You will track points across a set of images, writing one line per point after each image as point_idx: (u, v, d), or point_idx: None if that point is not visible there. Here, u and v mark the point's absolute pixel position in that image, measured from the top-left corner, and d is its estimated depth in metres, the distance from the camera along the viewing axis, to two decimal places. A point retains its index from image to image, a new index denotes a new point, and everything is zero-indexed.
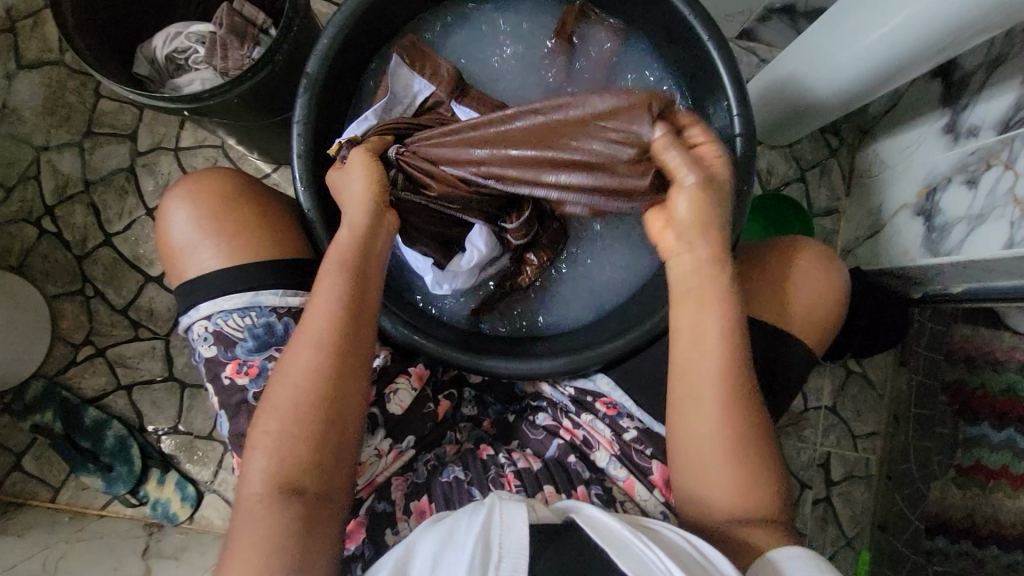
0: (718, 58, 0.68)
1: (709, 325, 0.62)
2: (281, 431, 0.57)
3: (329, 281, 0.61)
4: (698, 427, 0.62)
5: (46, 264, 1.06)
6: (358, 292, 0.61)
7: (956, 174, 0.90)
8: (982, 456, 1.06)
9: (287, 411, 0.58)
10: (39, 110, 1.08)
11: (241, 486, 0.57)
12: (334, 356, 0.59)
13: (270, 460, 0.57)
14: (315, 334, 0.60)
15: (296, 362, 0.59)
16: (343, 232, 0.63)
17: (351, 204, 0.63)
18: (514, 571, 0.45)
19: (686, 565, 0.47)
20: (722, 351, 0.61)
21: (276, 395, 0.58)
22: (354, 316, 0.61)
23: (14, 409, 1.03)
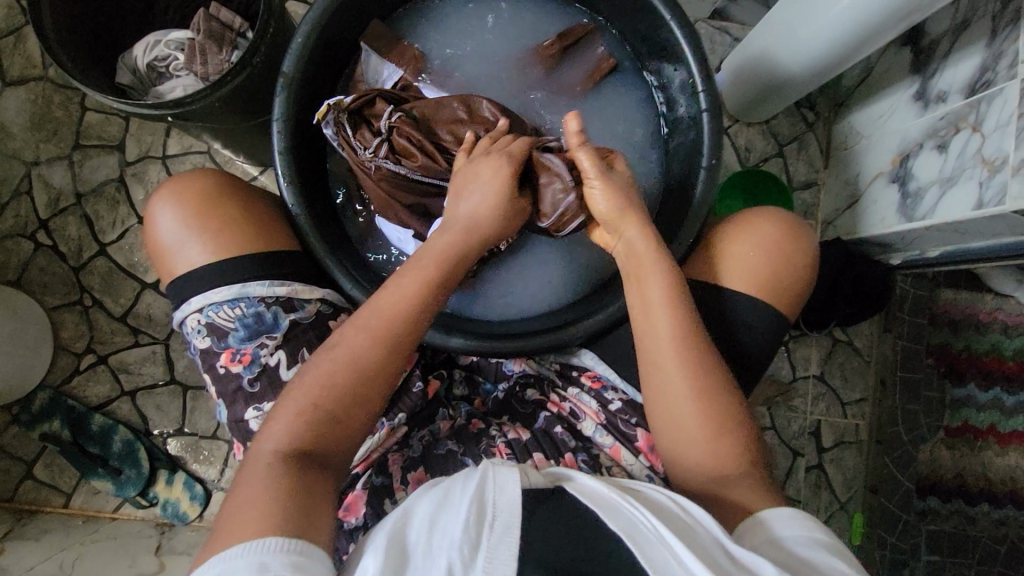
0: (683, 39, 0.71)
1: (653, 297, 0.65)
2: (321, 399, 0.57)
3: (419, 275, 0.62)
4: (667, 390, 0.64)
5: (43, 277, 1.08)
6: (436, 299, 0.63)
7: (928, 139, 0.92)
8: (970, 416, 1.12)
9: (333, 383, 0.58)
10: (27, 126, 1.10)
11: (261, 431, 0.57)
12: (396, 341, 0.60)
13: (301, 422, 0.56)
14: (387, 325, 0.60)
15: (357, 342, 0.59)
16: (448, 224, 0.65)
17: (465, 198, 0.65)
18: (508, 529, 0.48)
19: (670, 520, 0.50)
20: (671, 320, 0.64)
21: (328, 362, 0.59)
22: (428, 303, 0.62)
23: (21, 420, 1.05)
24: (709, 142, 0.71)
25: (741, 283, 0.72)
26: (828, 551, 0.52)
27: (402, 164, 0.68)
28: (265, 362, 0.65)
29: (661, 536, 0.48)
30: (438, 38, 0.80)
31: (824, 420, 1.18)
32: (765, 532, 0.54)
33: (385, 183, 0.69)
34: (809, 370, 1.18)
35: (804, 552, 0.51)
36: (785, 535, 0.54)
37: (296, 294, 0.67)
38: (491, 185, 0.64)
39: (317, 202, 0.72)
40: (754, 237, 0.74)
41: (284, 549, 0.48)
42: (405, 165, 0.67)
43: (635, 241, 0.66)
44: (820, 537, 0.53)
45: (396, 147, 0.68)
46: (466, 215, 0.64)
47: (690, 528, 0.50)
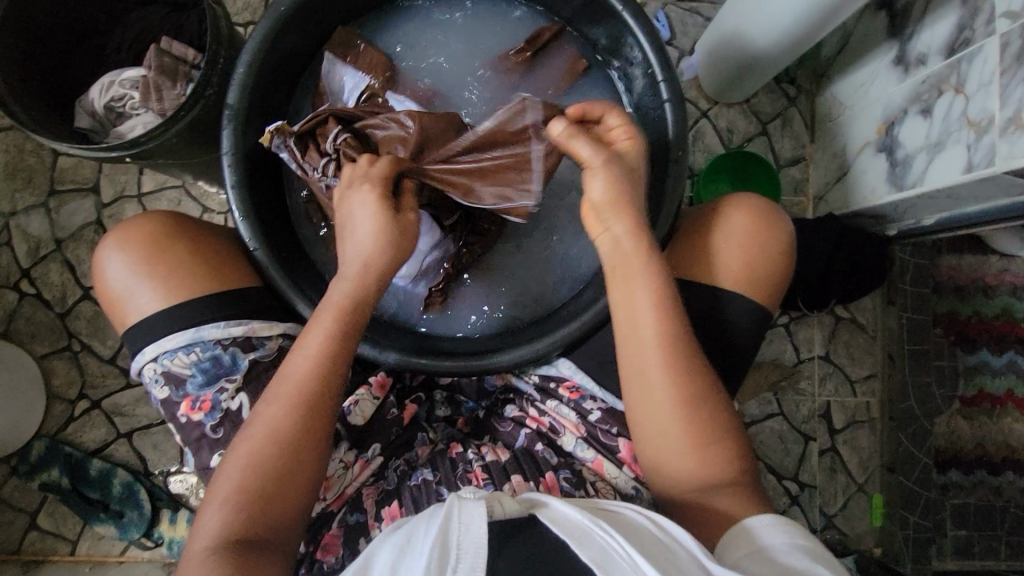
0: (639, 27, 0.69)
1: (640, 298, 0.62)
2: (247, 482, 0.57)
3: (320, 333, 0.61)
4: (648, 400, 0.62)
5: (31, 326, 1.08)
6: (343, 352, 0.61)
7: (911, 105, 0.89)
8: (985, 383, 1.09)
9: (255, 463, 0.57)
10: (1, 177, 1.10)
11: (195, 528, 0.56)
12: (307, 404, 0.59)
13: (229, 510, 0.56)
14: (297, 391, 0.59)
15: (271, 415, 0.58)
16: (342, 275, 0.63)
17: (351, 244, 0.62)
18: (472, 571, 0.45)
19: (645, 543, 0.47)
20: (658, 323, 0.61)
21: (245, 445, 0.58)
22: (333, 360, 0.60)
23: (20, 471, 1.05)
24: (677, 130, 0.68)
25: (720, 277, 0.69)
26: (810, 555, 0.50)
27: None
28: (226, 408, 0.63)
29: (635, 564, 0.45)
30: (391, 49, 0.78)
31: (833, 400, 1.14)
32: (749, 542, 0.53)
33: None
34: (813, 351, 1.14)
35: (787, 559, 0.50)
36: (767, 544, 0.52)
37: (255, 332, 0.65)
38: (375, 224, 0.61)
39: (277, 233, 0.70)
40: (724, 226, 0.71)
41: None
42: None
43: (620, 237, 0.63)
44: (801, 543, 0.51)
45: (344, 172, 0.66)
46: (357, 263, 0.62)
47: (667, 549, 0.47)
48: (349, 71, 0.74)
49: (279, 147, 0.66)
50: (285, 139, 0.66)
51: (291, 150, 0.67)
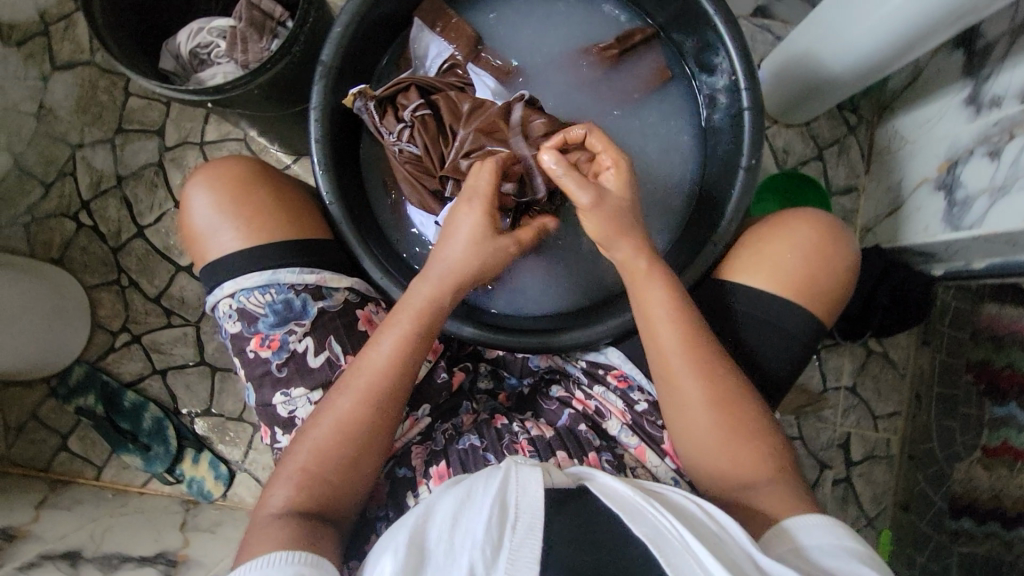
0: (726, 33, 0.69)
1: (652, 305, 0.64)
2: (320, 462, 0.60)
3: (396, 332, 0.63)
4: (680, 399, 0.63)
5: (84, 256, 1.12)
6: (418, 353, 0.64)
7: (978, 145, 0.88)
8: (1010, 436, 0.99)
9: (325, 445, 0.60)
10: (73, 109, 1.13)
11: (265, 499, 0.59)
12: (383, 396, 0.62)
13: (298, 485, 0.59)
14: (370, 383, 0.62)
15: (342, 403, 0.61)
16: (424, 277, 0.65)
17: (451, 258, 0.64)
18: (529, 530, 0.48)
19: (694, 526, 0.50)
20: (676, 330, 0.63)
21: (317, 428, 0.61)
22: (410, 357, 0.63)
23: (59, 392, 1.09)
24: (751, 140, 0.69)
25: (778, 289, 0.70)
26: (857, 559, 0.50)
27: (423, 154, 0.69)
28: (293, 349, 0.66)
29: (687, 544, 0.48)
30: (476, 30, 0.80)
31: (853, 432, 1.14)
32: (789, 541, 0.53)
33: (409, 167, 0.71)
34: (840, 381, 1.14)
35: (831, 562, 0.50)
36: (810, 544, 0.52)
37: (326, 282, 0.67)
38: (473, 241, 0.64)
39: (350, 192, 0.73)
40: (790, 237, 0.72)
41: (292, 562, 0.52)
42: (423, 149, 0.69)
43: (629, 257, 0.65)
44: (850, 546, 0.51)
45: (416, 140, 0.69)
46: (443, 272, 0.65)
47: (715, 535, 0.50)
48: (436, 38, 0.77)
49: (360, 108, 0.69)
50: (366, 102, 0.69)
51: (370, 112, 0.70)
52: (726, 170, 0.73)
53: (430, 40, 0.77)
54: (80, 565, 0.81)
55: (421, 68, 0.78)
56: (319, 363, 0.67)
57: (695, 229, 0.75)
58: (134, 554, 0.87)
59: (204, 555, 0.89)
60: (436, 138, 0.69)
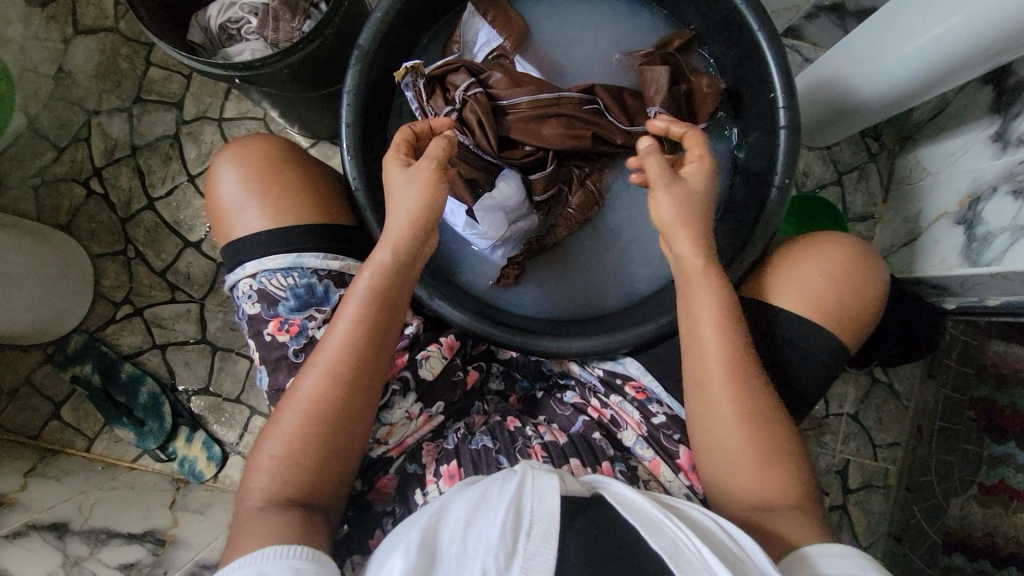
0: (768, 49, 0.69)
1: (701, 315, 0.64)
2: (290, 450, 0.59)
3: (354, 307, 0.62)
4: (707, 406, 0.63)
5: (91, 225, 1.10)
6: (377, 321, 0.62)
7: (1003, 183, 0.88)
8: (1007, 476, 0.98)
9: (295, 432, 0.59)
10: (92, 75, 1.12)
11: (245, 491, 0.58)
12: (344, 376, 0.60)
13: (275, 474, 0.58)
14: (334, 361, 0.61)
15: (308, 385, 0.60)
16: (384, 251, 0.64)
17: (398, 211, 0.64)
18: (544, 537, 0.48)
19: (714, 544, 0.50)
20: (722, 340, 0.63)
21: (286, 414, 0.60)
22: (370, 334, 0.62)
23: (55, 359, 1.08)
24: (784, 160, 0.69)
25: (805, 311, 0.70)
26: None
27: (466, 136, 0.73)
28: (311, 335, 0.65)
29: (705, 561, 0.47)
30: None
31: (852, 460, 1.14)
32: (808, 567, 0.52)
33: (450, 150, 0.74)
34: (843, 408, 1.14)
35: None
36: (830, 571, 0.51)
37: (349, 270, 0.67)
38: (416, 190, 0.64)
39: (378, 181, 0.72)
40: (821, 259, 0.71)
41: (286, 557, 0.51)
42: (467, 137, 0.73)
43: (688, 255, 0.66)
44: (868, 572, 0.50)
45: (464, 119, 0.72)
46: (394, 233, 0.64)
47: (733, 556, 0.49)
48: (487, 26, 0.77)
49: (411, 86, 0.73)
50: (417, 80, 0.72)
51: (418, 94, 0.74)
52: (759, 185, 0.73)
53: (480, 27, 0.78)
54: (67, 538, 0.79)
55: (468, 53, 0.79)
56: None
57: (722, 245, 0.75)
58: (122, 530, 0.85)
59: (192, 537, 0.88)
60: (487, 117, 0.71)
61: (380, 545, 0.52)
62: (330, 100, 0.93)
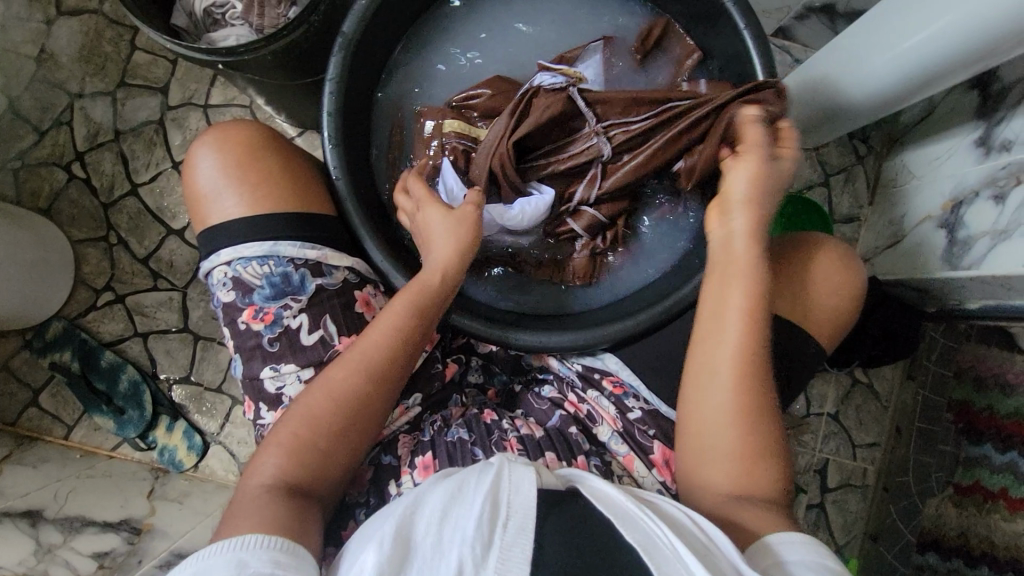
0: (753, 47, 0.69)
1: (731, 299, 0.64)
2: (308, 437, 0.59)
3: (392, 312, 0.63)
4: (711, 396, 0.63)
5: (73, 210, 1.09)
6: (414, 333, 0.63)
7: (985, 188, 0.89)
8: (982, 476, 1.01)
9: (317, 421, 0.59)
10: (76, 57, 1.10)
11: (252, 467, 0.58)
12: (374, 378, 0.61)
13: (287, 456, 0.58)
14: (366, 361, 0.61)
15: (337, 377, 0.61)
16: (427, 268, 0.66)
17: (440, 236, 0.67)
18: (521, 529, 0.49)
19: (685, 537, 0.51)
20: (744, 326, 0.63)
21: (309, 402, 0.60)
22: (405, 343, 0.63)
23: (34, 346, 1.06)
24: None
25: (783, 313, 0.70)
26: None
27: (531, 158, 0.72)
28: (287, 324, 0.65)
29: (678, 553, 0.48)
30: (508, 32, 0.81)
31: (831, 459, 1.14)
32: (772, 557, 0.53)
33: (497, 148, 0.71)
34: (823, 408, 1.15)
35: None
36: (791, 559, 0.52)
37: (326, 259, 0.66)
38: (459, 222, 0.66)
39: (359, 172, 0.72)
40: (801, 258, 0.72)
41: (267, 548, 0.50)
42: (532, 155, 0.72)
43: (730, 234, 0.65)
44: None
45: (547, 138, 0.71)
46: (441, 255, 0.66)
47: (704, 545, 0.50)
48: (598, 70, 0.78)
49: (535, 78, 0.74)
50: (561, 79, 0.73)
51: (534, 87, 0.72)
52: None
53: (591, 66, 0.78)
54: (40, 526, 0.79)
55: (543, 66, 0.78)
56: (312, 342, 0.65)
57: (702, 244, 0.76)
58: (98, 518, 0.84)
59: (169, 526, 0.87)
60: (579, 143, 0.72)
61: (354, 538, 0.52)
62: (317, 89, 0.92)
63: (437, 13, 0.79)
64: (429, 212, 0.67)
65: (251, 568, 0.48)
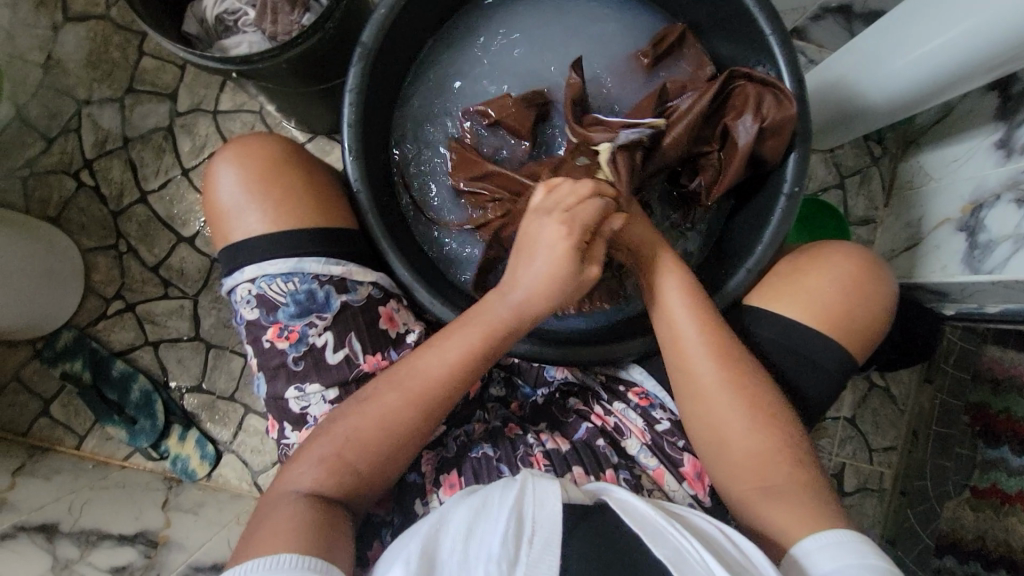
0: (777, 52, 0.69)
1: (681, 327, 0.66)
2: (351, 454, 0.58)
3: (464, 344, 0.61)
4: (706, 413, 0.64)
5: (82, 218, 1.08)
6: (477, 367, 0.62)
7: (1006, 191, 0.88)
8: (999, 479, 1.03)
9: (364, 439, 0.59)
10: (83, 64, 1.09)
11: (288, 472, 0.58)
12: (427, 408, 0.60)
13: (326, 470, 0.57)
14: (423, 388, 0.60)
15: (390, 402, 0.60)
16: (502, 301, 0.63)
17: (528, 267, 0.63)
18: (547, 544, 0.48)
19: (718, 554, 0.50)
20: (711, 353, 0.64)
21: (357, 419, 0.59)
22: (463, 377, 0.61)
23: (44, 355, 1.05)
24: (796, 172, 0.69)
25: (815, 326, 0.69)
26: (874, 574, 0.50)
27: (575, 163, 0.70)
28: (312, 343, 0.64)
29: (708, 566, 0.48)
30: (524, 35, 0.79)
31: (848, 463, 1.13)
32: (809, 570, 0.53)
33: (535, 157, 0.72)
34: (840, 412, 1.14)
35: None
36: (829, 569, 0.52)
37: (351, 275, 0.65)
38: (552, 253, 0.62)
39: (379, 183, 0.71)
40: (832, 266, 0.71)
41: (302, 567, 0.49)
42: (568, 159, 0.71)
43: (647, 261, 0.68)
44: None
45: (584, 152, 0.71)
46: (526, 292, 0.63)
47: (738, 564, 0.49)
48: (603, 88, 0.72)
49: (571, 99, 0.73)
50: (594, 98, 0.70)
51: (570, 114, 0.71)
52: (766, 192, 0.72)
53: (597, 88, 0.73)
54: (57, 540, 0.78)
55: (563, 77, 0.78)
56: (337, 360, 0.65)
57: (727, 253, 0.75)
58: (114, 531, 0.84)
59: (186, 538, 0.87)
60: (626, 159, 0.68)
61: (384, 553, 0.52)
62: (329, 96, 0.91)
63: (453, 20, 0.78)
64: (533, 222, 0.64)
65: None
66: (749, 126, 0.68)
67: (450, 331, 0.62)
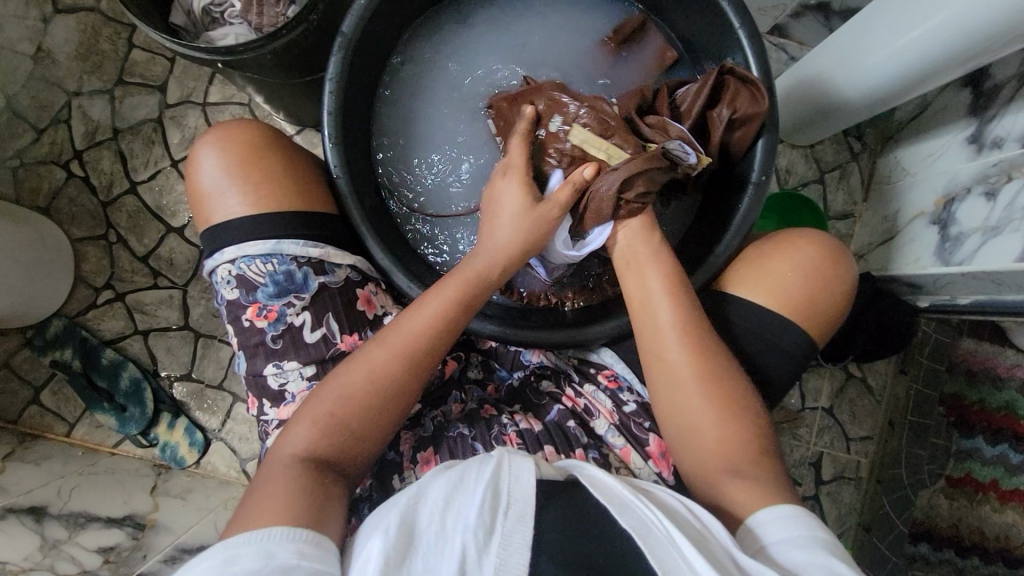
0: (748, 46, 0.71)
1: (662, 320, 0.67)
2: (341, 411, 0.60)
3: (443, 295, 0.65)
4: (679, 402, 0.66)
5: (72, 208, 1.09)
6: (460, 319, 0.64)
7: (976, 184, 0.91)
8: (973, 469, 1.06)
9: (353, 395, 0.60)
10: (73, 55, 1.10)
11: (280, 440, 0.59)
12: (415, 362, 0.62)
13: (317, 429, 0.59)
14: (409, 342, 0.62)
15: (378, 356, 0.62)
16: (480, 257, 0.67)
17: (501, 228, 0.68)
18: (522, 516, 0.50)
19: (681, 523, 0.52)
20: (688, 348, 0.66)
21: (346, 376, 0.61)
22: (448, 330, 0.64)
23: (34, 344, 1.07)
24: (764, 163, 0.71)
25: (781, 312, 0.72)
26: (822, 546, 0.52)
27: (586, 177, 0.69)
28: (289, 322, 0.66)
29: (671, 537, 0.50)
30: (504, 28, 0.81)
31: (826, 453, 1.15)
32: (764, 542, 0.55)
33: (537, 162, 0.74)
34: (818, 402, 1.16)
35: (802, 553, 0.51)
36: (777, 541, 0.54)
37: (329, 258, 0.67)
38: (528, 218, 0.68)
39: (359, 169, 0.72)
40: (799, 254, 0.73)
41: (293, 539, 0.50)
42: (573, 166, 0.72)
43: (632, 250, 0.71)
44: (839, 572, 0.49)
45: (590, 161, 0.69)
46: (499, 247, 0.67)
47: (700, 533, 0.52)
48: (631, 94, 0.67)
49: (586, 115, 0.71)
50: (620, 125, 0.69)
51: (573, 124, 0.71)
52: (735, 183, 0.75)
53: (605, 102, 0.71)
54: (46, 521, 0.79)
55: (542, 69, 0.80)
56: (315, 339, 0.66)
57: (699, 239, 0.77)
58: (102, 514, 0.85)
59: (173, 522, 0.89)
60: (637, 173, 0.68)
61: (364, 524, 0.54)
62: (315, 88, 0.92)
63: (435, 12, 0.80)
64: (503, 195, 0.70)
65: (278, 559, 0.48)
66: (723, 116, 0.70)
67: (433, 289, 0.65)
